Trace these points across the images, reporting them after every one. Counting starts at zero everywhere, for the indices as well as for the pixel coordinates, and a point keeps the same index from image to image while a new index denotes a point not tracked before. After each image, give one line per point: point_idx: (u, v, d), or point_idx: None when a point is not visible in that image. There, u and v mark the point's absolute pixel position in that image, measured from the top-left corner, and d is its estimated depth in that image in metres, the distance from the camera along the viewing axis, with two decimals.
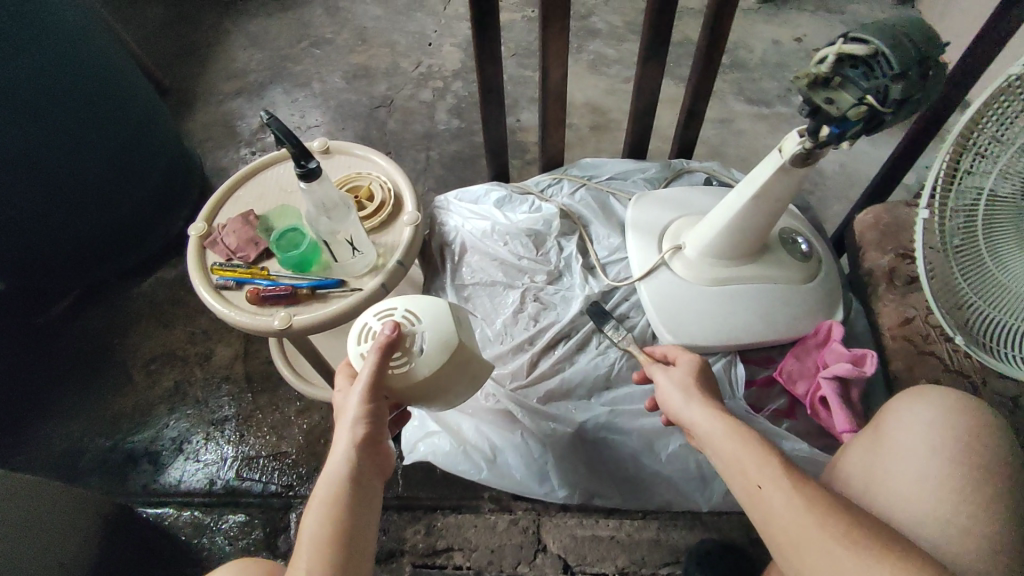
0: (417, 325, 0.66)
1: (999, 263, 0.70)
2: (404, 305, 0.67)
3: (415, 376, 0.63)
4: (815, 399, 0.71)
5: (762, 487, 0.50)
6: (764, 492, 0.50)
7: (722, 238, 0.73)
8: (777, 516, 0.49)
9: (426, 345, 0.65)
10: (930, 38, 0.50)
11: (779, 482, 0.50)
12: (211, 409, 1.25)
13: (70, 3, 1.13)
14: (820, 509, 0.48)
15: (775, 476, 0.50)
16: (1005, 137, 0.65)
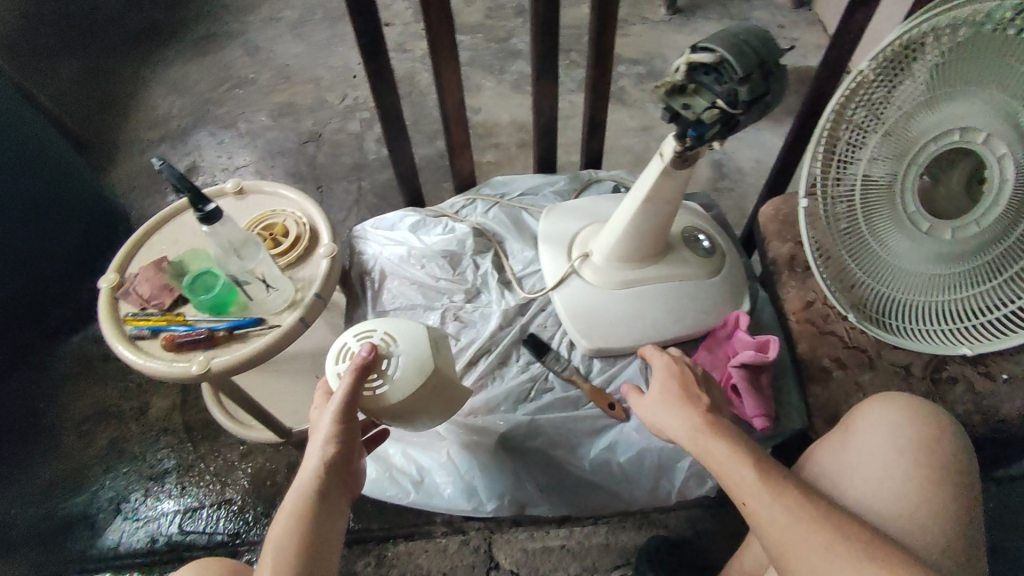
0: (396, 349, 0.66)
1: (878, 242, 0.79)
2: (385, 327, 0.67)
3: (389, 398, 0.64)
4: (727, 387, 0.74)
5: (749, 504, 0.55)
6: (750, 506, 0.55)
7: (623, 242, 0.76)
8: (767, 527, 0.54)
9: (403, 368, 0.65)
10: (770, 43, 0.54)
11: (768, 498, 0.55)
12: (150, 463, 1.22)
13: None
14: (805, 517, 0.53)
15: (762, 492, 0.55)
16: (870, 123, 0.77)
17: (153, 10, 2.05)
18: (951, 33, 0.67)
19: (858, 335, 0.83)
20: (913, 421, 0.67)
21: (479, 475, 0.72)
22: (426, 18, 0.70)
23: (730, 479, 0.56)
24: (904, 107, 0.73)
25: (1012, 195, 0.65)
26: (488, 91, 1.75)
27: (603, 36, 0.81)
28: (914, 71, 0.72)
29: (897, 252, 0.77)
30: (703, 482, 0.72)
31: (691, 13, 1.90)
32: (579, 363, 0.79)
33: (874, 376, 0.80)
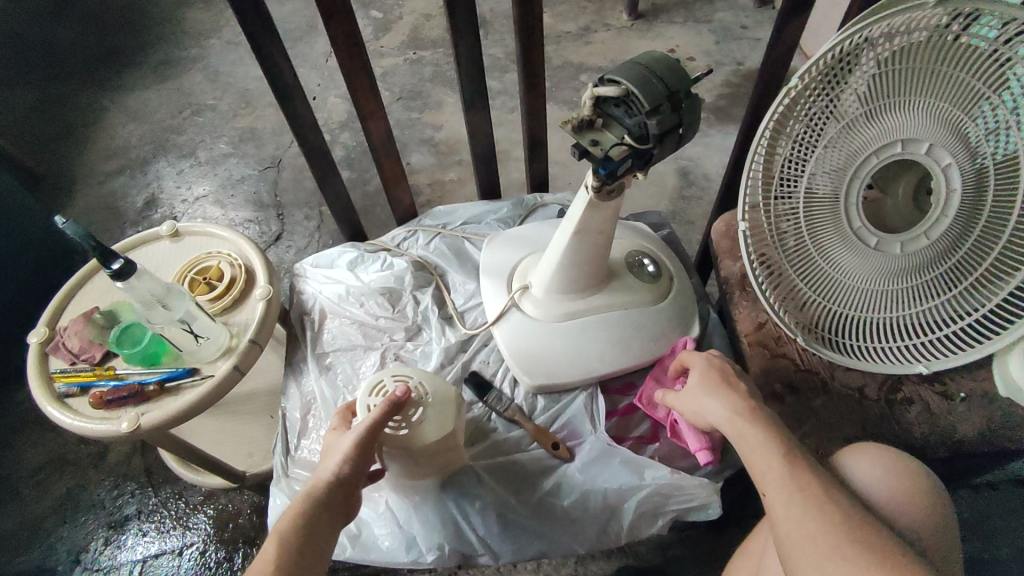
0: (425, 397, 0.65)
1: (825, 259, 0.76)
2: (420, 377, 0.66)
3: (402, 444, 0.62)
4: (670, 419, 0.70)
5: (765, 493, 0.51)
6: (768, 498, 0.51)
7: (560, 275, 0.73)
8: (779, 523, 0.49)
9: (426, 420, 0.64)
10: (680, 72, 0.52)
11: (785, 490, 0.50)
12: (109, 510, 1.18)
13: None
14: (827, 518, 0.48)
15: (781, 481, 0.50)
16: (812, 132, 0.74)
17: (110, 37, 2.01)
18: (888, 42, 0.65)
19: (810, 357, 0.80)
20: (908, 463, 0.58)
21: (417, 522, 0.68)
22: (336, 54, 0.70)
23: (755, 470, 0.52)
24: (844, 118, 0.70)
25: (962, 204, 0.65)
26: (450, 107, 1.72)
27: (530, 62, 0.79)
28: (850, 82, 0.69)
29: (845, 269, 0.75)
30: (654, 521, 0.68)
31: (655, 18, 1.87)
32: (523, 400, 0.76)
33: (829, 401, 0.77)
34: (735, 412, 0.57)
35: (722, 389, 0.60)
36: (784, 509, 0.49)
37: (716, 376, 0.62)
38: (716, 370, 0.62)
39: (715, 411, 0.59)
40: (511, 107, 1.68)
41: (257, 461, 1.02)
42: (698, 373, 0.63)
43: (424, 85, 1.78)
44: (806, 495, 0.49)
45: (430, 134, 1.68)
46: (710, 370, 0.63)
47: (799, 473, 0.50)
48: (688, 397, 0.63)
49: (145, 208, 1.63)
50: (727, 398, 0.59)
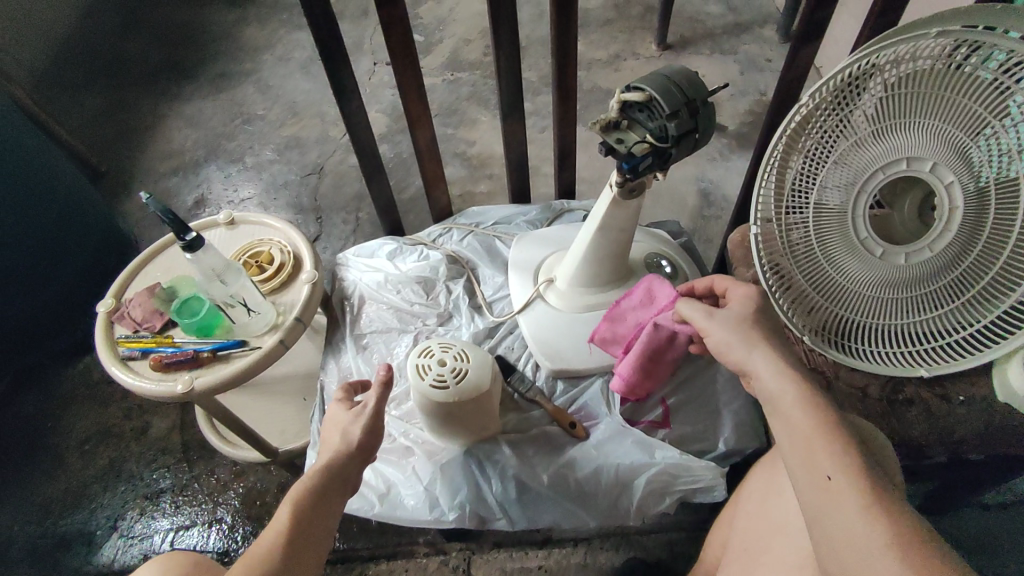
0: (465, 363, 0.70)
1: (832, 266, 0.82)
2: (463, 344, 0.72)
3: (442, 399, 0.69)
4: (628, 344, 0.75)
5: (833, 478, 0.47)
6: (834, 486, 0.46)
7: (582, 268, 0.79)
8: (840, 512, 0.45)
9: (466, 383, 0.69)
10: (697, 84, 0.59)
11: (854, 481, 0.46)
12: (146, 483, 1.25)
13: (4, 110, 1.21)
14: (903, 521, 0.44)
15: (853, 473, 0.46)
16: (823, 147, 0.80)
17: (173, 50, 2.17)
18: (895, 68, 0.72)
19: (816, 358, 0.84)
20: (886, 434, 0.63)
21: (441, 483, 0.73)
22: (392, 61, 0.79)
23: (822, 453, 0.48)
24: (853, 137, 0.76)
25: (963, 219, 0.70)
26: (484, 125, 1.81)
27: (563, 77, 0.87)
28: (859, 105, 0.75)
29: (854, 278, 0.80)
30: (661, 500, 0.73)
31: (683, 48, 1.96)
32: (543, 383, 0.82)
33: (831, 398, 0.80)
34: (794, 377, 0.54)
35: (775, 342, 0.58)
36: (856, 503, 0.45)
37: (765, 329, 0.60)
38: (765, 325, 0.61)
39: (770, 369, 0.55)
40: (542, 126, 1.78)
41: (291, 438, 1.09)
42: (744, 316, 0.61)
43: (460, 104, 1.88)
44: (876, 490, 0.45)
45: (464, 148, 1.77)
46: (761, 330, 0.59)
47: (867, 466, 0.47)
48: (729, 334, 0.60)
49: (195, 206, 1.75)
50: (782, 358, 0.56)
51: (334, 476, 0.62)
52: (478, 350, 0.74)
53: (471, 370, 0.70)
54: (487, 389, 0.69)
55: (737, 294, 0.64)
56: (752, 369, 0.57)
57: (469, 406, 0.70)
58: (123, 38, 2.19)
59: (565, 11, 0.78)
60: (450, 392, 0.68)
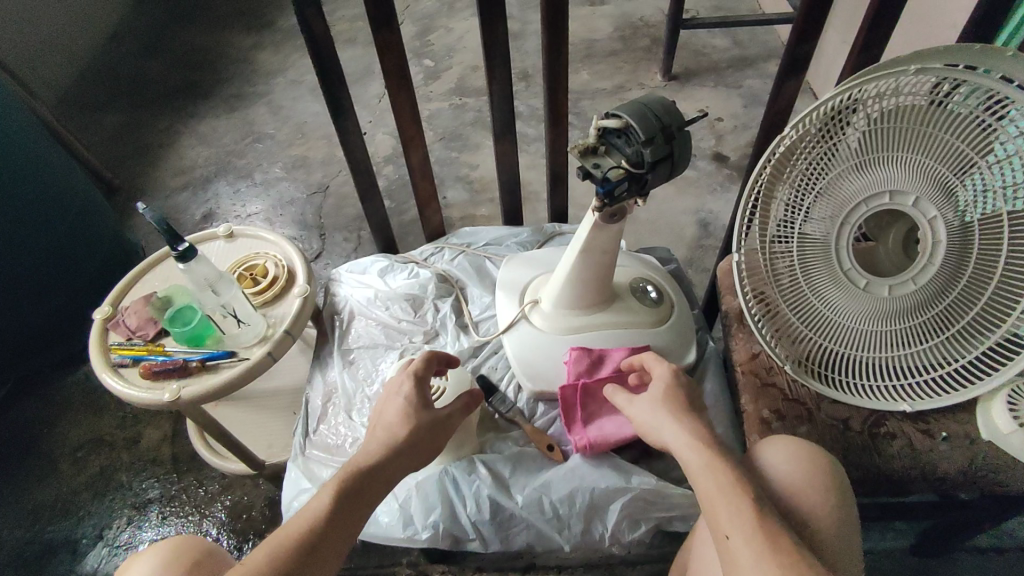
0: (442, 382, 0.79)
1: (818, 297, 0.81)
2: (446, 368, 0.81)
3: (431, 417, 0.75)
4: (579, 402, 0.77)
5: (730, 537, 0.52)
6: (732, 545, 0.52)
7: (565, 291, 0.80)
8: (741, 569, 0.50)
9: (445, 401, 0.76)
10: (674, 112, 0.61)
11: (747, 537, 0.51)
12: (135, 492, 1.26)
13: (29, 123, 1.26)
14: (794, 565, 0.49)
15: (747, 530, 0.52)
16: (807, 178, 0.80)
17: (191, 71, 2.24)
18: (878, 103, 0.72)
19: (798, 388, 0.81)
20: (818, 455, 0.63)
21: (415, 500, 0.72)
22: (386, 82, 0.82)
23: (720, 511, 0.54)
24: (836, 169, 0.77)
25: (948, 252, 0.70)
26: (488, 149, 1.85)
27: (555, 102, 0.89)
28: (843, 138, 0.76)
29: (838, 309, 0.80)
30: (636, 526, 0.72)
31: (685, 80, 2.00)
32: (525, 404, 0.82)
33: (813, 429, 0.77)
34: (700, 444, 0.60)
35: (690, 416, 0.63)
36: (751, 558, 0.50)
37: (679, 404, 0.65)
38: (679, 394, 0.67)
39: (680, 442, 0.62)
40: (544, 153, 1.81)
41: (277, 453, 1.10)
42: (660, 397, 0.67)
43: (466, 129, 1.92)
44: (768, 542, 0.51)
45: (466, 172, 1.81)
46: (672, 392, 0.67)
47: (762, 519, 0.52)
48: (653, 417, 0.66)
49: (202, 221, 1.79)
50: (691, 428, 0.62)
51: (387, 466, 0.62)
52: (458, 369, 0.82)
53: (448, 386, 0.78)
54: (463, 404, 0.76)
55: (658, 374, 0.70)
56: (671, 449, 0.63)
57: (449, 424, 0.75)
58: (144, 59, 2.27)
59: (556, 39, 0.81)
60: None
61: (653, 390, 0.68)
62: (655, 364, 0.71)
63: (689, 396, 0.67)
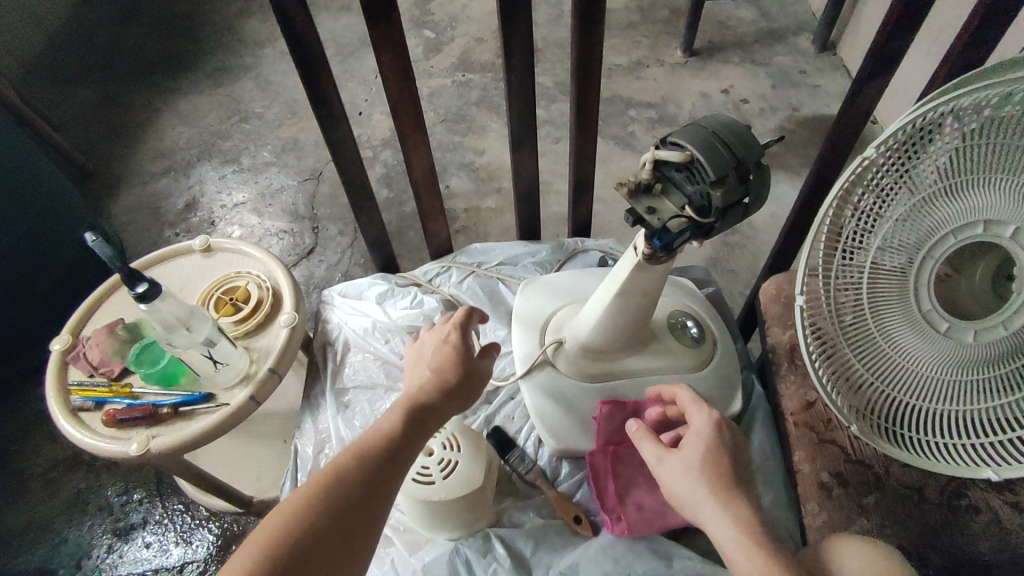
0: (454, 453, 0.62)
1: (889, 342, 0.69)
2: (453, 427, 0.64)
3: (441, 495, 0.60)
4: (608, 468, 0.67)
5: None
6: None
7: (597, 334, 0.69)
8: None
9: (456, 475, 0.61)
10: (751, 140, 0.48)
11: None
12: (115, 517, 1.17)
13: None
14: None
15: None
16: (884, 203, 0.67)
17: (171, 40, 2.06)
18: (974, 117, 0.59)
19: (863, 448, 0.70)
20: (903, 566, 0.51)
21: None
22: (383, 77, 0.68)
23: None
24: (920, 194, 0.64)
25: None
26: (494, 133, 1.70)
27: (585, 102, 0.77)
28: (930, 156, 0.62)
29: (914, 357, 0.67)
30: None
31: (710, 56, 1.83)
32: (546, 463, 0.72)
33: (882, 500, 0.67)
34: (753, 546, 0.46)
35: (739, 499, 0.49)
36: None
37: (722, 476, 0.51)
38: (723, 462, 0.52)
39: (724, 535, 0.48)
40: (555, 137, 1.65)
41: (267, 487, 1.01)
42: (698, 463, 0.52)
43: (470, 109, 1.76)
44: None
45: (472, 158, 1.66)
46: (714, 456, 0.52)
47: None
48: (689, 487, 0.52)
49: (184, 210, 1.65)
50: (739, 514, 0.49)
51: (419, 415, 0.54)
52: (474, 432, 0.65)
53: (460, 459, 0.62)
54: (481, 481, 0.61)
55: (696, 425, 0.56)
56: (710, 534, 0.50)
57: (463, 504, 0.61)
58: (120, 27, 2.09)
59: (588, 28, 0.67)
60: (437, 487, 0.60)
61: (689, 450, 0.53)
62: (695, 411, 0.56)
63: (735, 460, 0.53)
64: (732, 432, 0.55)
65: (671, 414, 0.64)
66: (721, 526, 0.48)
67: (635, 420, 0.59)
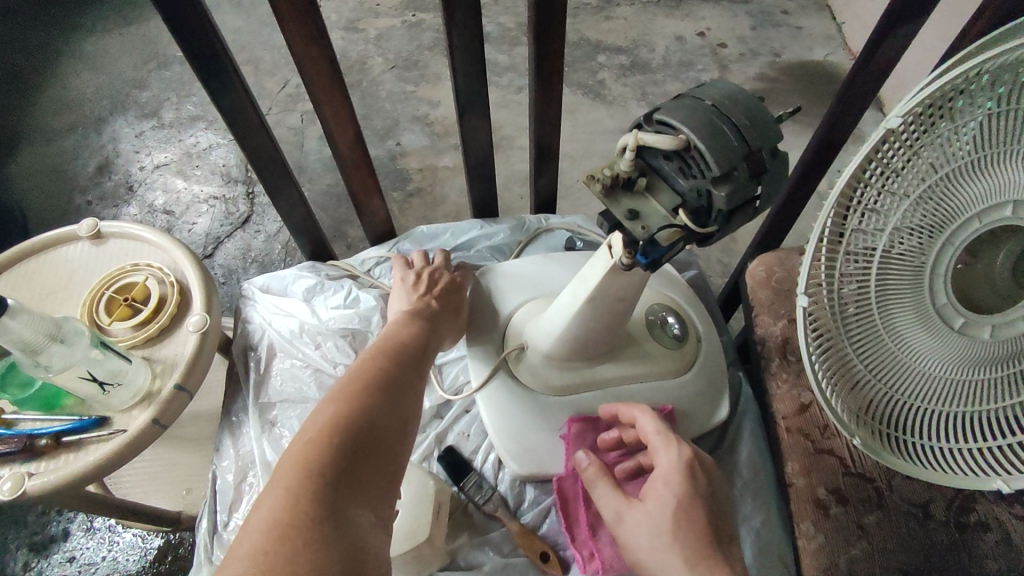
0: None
1: (897, 344, 0.59)
2: None
3: None
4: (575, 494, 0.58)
5: None
6: None
7: (565, 343, 0.58)
8: None
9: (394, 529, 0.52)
10: (765, 123, 0.39)
11: None
12: (32, 530, 1.04)
13: None
14: None
15: None
16: (903, 181, 0.55)
17: None
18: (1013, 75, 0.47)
19: (863, 459, 0.62)
20: None
21: None
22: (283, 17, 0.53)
23: None
24: (944, 168, 0.52)
25: None
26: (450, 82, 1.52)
27: (546, 54, 0.63)
28: (959, 121, 0.50)
29: (922, 359, 0.57)
30: None
31: None
32: (508, 489, 0.62)
33: (885, 520, 0.59)
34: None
35: (717, 573, 0.39)
36: None
37: (698, 541, 0.41)
38: (697, 518, 0.42)
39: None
40: (518, 86, 1.49)
41: (197, 501, 0.90)
42: (668, 524, 0.42)
43: (422, 54, 1.57)
44: None
45: (424, 111, 1.48)
46: (686, 513, 0.42)
47: None
48: (658, 555, 0.41)
49: (97, 173, 1.45)
50: None
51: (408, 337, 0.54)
52: (416, 467, 0.57)
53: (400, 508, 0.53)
54: (426, 535, 0.53)
55: (662, 465, 0.45)
56: None
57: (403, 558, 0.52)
58: None
59: None
60: None
61: (655, 503, 0.43)
62: (660, 450, 0.45)
63: (712, 515, 0.43)
64: (706, 472, 0.45)
65: (626, 440, 0.55)
66: None
67: (587, 454, 0.48)
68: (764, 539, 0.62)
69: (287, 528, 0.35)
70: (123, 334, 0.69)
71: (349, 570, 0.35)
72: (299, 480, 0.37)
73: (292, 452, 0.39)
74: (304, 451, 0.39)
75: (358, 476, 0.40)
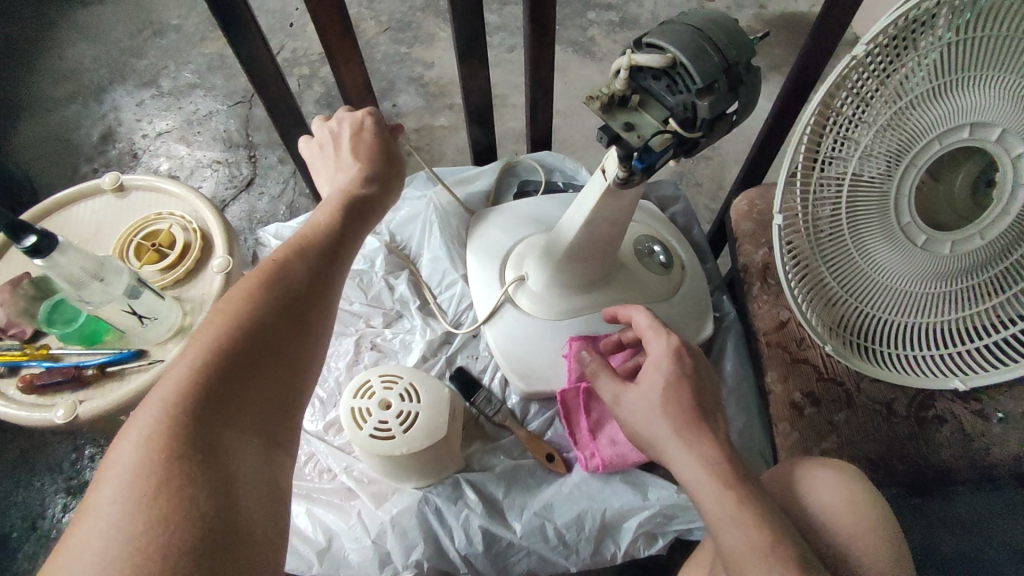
0: (414, 404, 0.59)
1: (866, 259, 0.63)
2: (411, 375, 0.61)
3: (391, 452, 0.57)
4: (577, 406, 0.66)
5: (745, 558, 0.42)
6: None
7: (563, 270, 0.64)
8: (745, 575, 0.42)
9: (416, 428, 0.58)
10: (740, 41, 0.44)
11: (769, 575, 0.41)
12: (69, 475, 1.10)
13: None
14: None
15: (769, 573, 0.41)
16: (871, 103, 0.58)
17: None
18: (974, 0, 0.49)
19: (835, 365, 0.69)
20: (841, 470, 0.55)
21: (391, 537, 0.60)
22: None
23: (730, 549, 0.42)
24: (907, 95, 0.55)
25: None
26: (443, 42, 1.54)
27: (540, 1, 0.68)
28: (920, 52, 0.53)
29: (886, 271, 0.62)
30: (653, 541, 0.62)
31: None
32: (516, 403, 0.69)
33: (853, 416, 0.66)
34: (721, 488, 0.43)
35: (702, 435, 0.45)
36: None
37: (683, 411, 0.47)
38: (684, 395, 0.47)
39: (689, 475, 0.45)
40: (510, 45, 1.51)
41: None
42: (658, 399, 0.47)
43: (414, 15, 1.59)
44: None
45: (419, 72, 1.51)
46: (674, 388, 0.48)
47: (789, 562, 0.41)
48: (648, 424, 0.47)
49: (102, 141, 1.48)
50: (704, 447, 0.45)
51: (316, 241, 0.52)
52: (433, 378, 0.63)
53: (420, 411, 0.59)
54: (444, 433, 0.58)
55: (654, 353, 0.51)
56: (671, 467, 0.46)
57: (426, 453, 0.58)
58: None
59: None
60: (397, 443, 0.57)
61: (649, 384, 0.49)
62: (653, 339, 0.52)
63: (702, 390, 0.48)
64: (695, 358, 0.50)
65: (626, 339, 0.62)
66: (683, 456, 0.45)
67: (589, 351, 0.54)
68: (745, 438, 0.70)
69: (154, 461, 0.39)
70: (153, 277, 0.74)
71: (218, 493, 0.39)
72: (166, 415, 0.40)
73: (168, 385, 0.41)
74: (175, 386, 0.41)
75: (231, 402, 0.42)
